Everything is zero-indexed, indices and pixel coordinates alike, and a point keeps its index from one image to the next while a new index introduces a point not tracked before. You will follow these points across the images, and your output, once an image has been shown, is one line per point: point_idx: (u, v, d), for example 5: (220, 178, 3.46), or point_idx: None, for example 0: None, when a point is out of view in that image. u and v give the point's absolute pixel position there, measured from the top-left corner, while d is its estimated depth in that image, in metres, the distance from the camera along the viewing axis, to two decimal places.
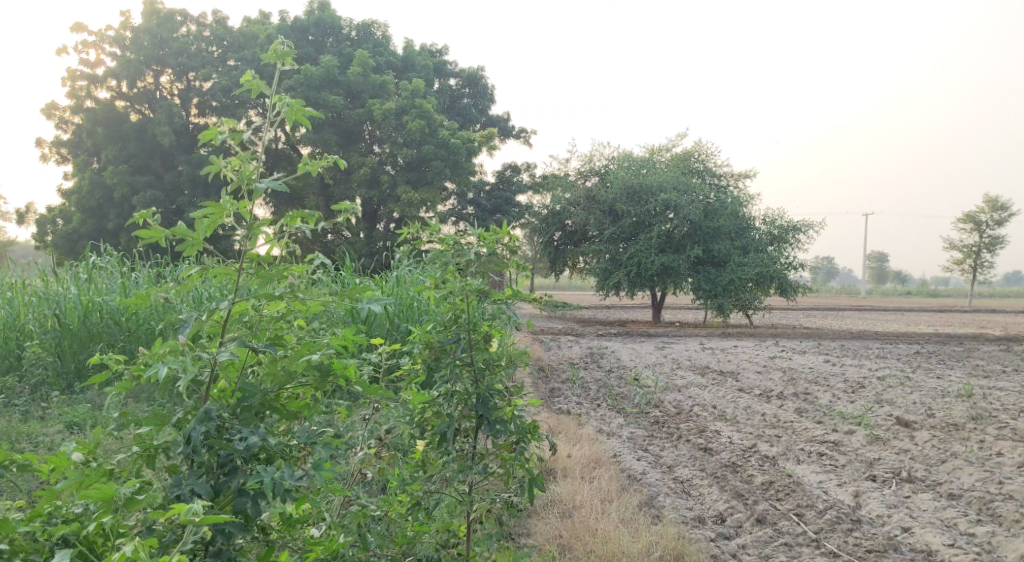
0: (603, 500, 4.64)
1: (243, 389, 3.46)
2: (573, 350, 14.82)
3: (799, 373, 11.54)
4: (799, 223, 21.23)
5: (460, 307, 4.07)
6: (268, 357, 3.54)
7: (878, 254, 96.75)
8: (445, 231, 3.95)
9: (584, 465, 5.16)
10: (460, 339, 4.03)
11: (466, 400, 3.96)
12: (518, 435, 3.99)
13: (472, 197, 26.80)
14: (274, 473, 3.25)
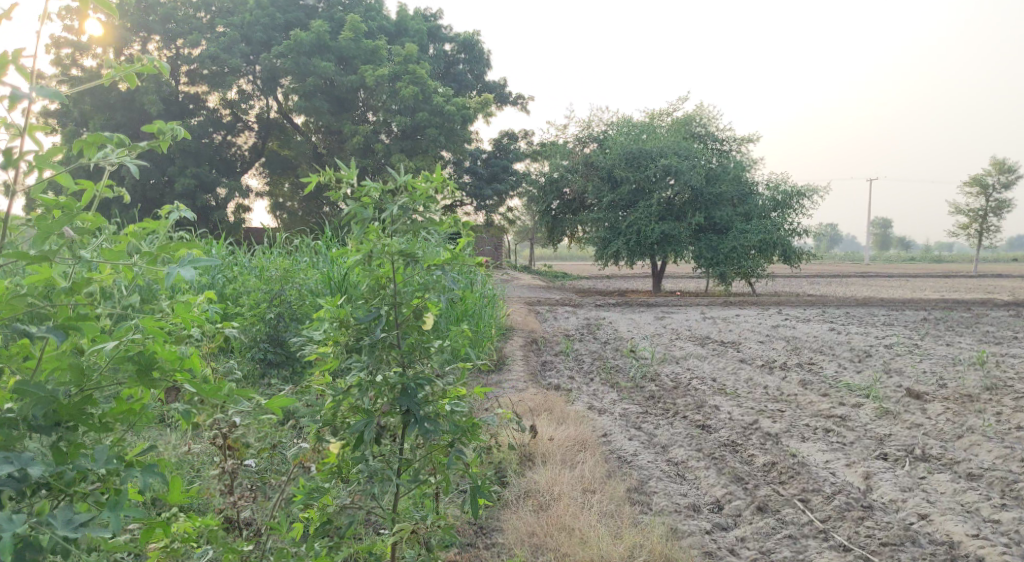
0: (584, 491, 4.22)
1: (24, 390, 2.49)
2: (569, 321, 14.48)
3: (803, 343, 11.13)
4: (803, 188, 20.70)
5: (385, 275, 3.57)
6: (64, 346, 2.63)
7: (882, 221, 95.95)
8: (365, 182, 3.45)
9: (566, 448, 4.72)
10: (379, 314, 3.53)
11: (386, 394, 3.46)
12: (454, 436, 3.51)
13: (469, 165, 25.89)
14: (28, 524, 2.34)
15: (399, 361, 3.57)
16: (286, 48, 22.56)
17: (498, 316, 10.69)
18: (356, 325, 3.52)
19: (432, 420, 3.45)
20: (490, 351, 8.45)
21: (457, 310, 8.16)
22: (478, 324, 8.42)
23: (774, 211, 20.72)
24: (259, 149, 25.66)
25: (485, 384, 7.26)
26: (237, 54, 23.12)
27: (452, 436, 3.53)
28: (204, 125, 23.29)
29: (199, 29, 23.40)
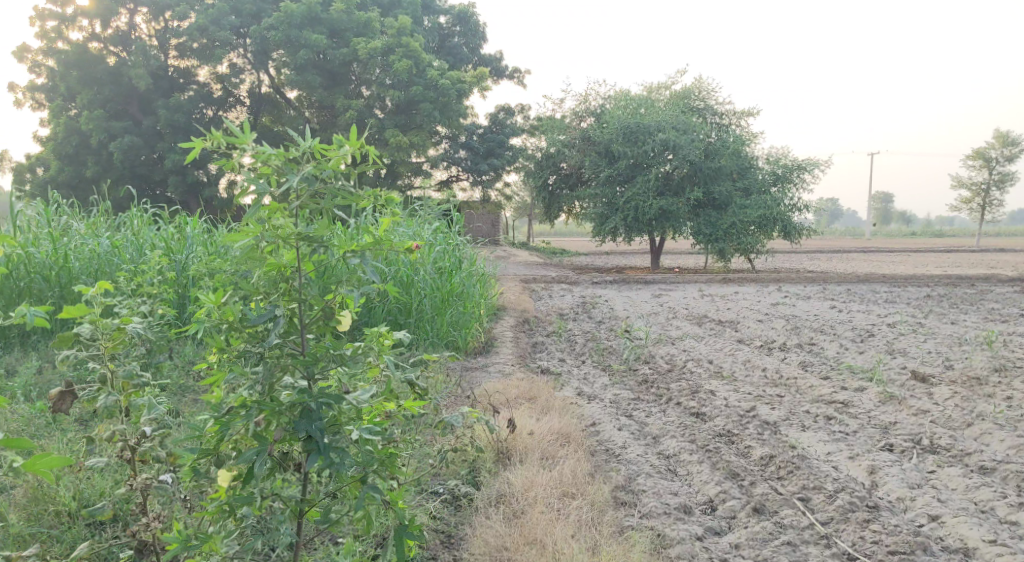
0: (562, 496, 3.92)
1: None
2: (564, 299, 14.13)
3: (804, 322, 10.79)
4: (803, 162, 20.28)
5: (287, 274, 3.53)
6: None
7: (883, 194, 95.26)
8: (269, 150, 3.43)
9: (548, 444, 4.40)
10: (275, 316, 3.47)
11: (280, 417, 3.39)
12: (367, 469, 3.50)
13: (464, 140, 25.54)
14: None
15: (301, 371, 3.52)
16: (276, 21, 22.03)
17: (488, 294, 10.35)
18: (248, 326, 3.45)
19: (338, 447, 3.40)
20: (477, 334, 8.12)
21: (442, 293, 7.86)
22: (464, 304, 8.08)
23: (774, 185, 20.28)
24: (250, 125, 25.21)
25: (469, 369, 6.94)
26: (226, 27, 22.60)
27: (363, 468, 3.51)
28: (194, 100, 22.86)
29: (188, 1, 22.95)
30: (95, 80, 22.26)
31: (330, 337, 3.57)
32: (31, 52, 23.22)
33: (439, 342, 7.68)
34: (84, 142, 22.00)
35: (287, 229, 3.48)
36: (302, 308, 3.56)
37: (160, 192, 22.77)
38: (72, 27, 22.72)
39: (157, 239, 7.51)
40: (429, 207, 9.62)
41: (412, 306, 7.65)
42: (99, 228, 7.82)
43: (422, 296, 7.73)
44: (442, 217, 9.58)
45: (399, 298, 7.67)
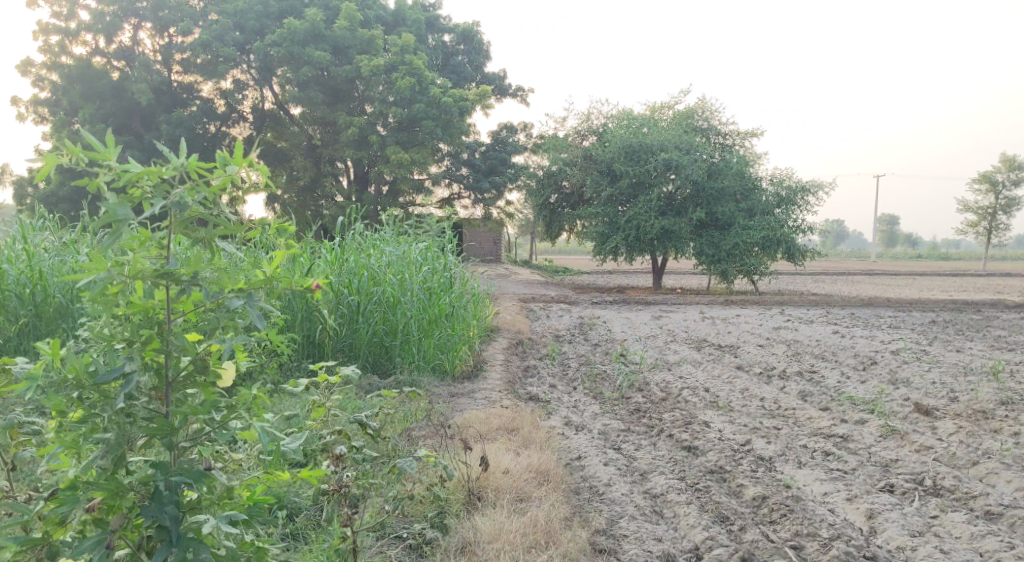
0: (531, 546, 3.71)
1: None
2: (562, 320, 13.88)
3: (805, 347, 10.52)
4: (807, 184, 20.05)
5: (151, 327, 3.32)
6: None
7: (889, 216, 94.91)
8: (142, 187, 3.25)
9: (521, 486, 4.20)
10: (128, 372, 3.23)
11: (127, 496, 3.25)
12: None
13: (466, 158, 25.38)
14: None
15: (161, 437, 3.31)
16: (279, 37, 21.95)
17: (482, 315, 10.10)
18: (97, 383, 3.21)
19: (193, 539, 3.30)
20: (465, 357, 7.88)
21: (430, 315, 7.61)
22: (452, 327, 7.85)
23: (778, 207, 20.07)
24: (252, 140, 25.08)
25: (454, 395, 6.69)
26: (229, 42, 22.52)
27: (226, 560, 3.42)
28: (196, 116, 22.77)
29: (192, 16, 22.93)
30: (96, 94, 22.19)
31: (208, 392, 3.40)
32: (35, 66, 23.17)
33: (424, 366, 7.45)
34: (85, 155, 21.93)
35: (141, 267, 3.24)
36: (168, 363, 3.37)
37: None
38: (75, 42, 22.68)
39: None
40: (430, 223, 9.36)
41: (398, 328, 7.41)
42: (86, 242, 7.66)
43: (409, 317, 7.48)
44: (443, 235, 9.33)
45: (385, 320, 7.44)
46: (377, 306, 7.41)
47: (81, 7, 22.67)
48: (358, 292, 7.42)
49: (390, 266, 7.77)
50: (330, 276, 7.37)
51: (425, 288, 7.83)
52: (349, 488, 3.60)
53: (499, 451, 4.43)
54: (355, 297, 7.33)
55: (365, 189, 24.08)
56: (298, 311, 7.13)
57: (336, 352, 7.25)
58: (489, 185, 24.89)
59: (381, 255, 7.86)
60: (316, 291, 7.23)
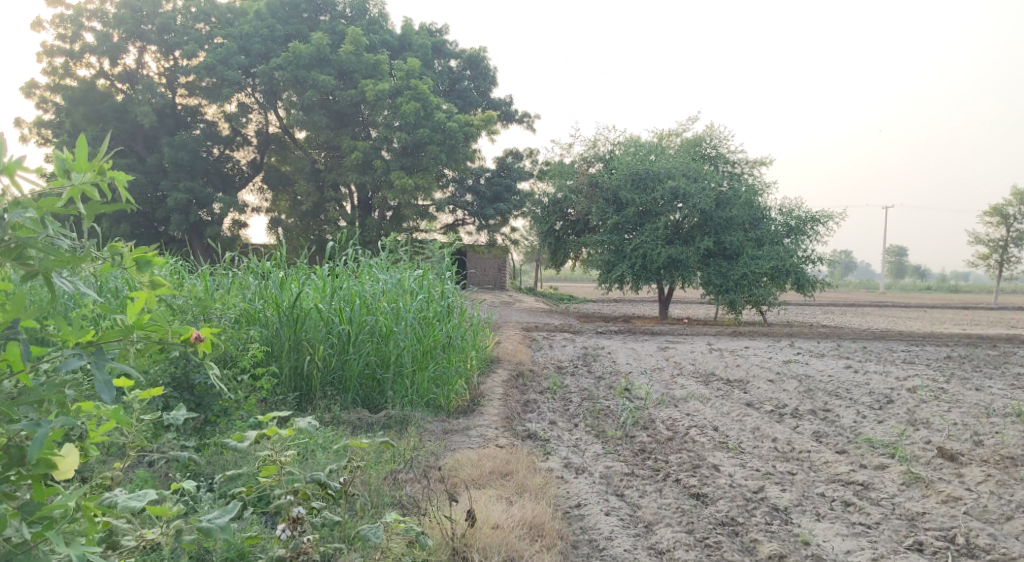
0: None
1: None
2: (565, 351, 13.48)
3: (818, 383, 10.10)
4: (817, 214, 19.72)
5: None
6: None
7: (897, 248, 94.34)
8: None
9: (510, 545, 3.91)
10: None
11: None
12: None
13: (472, 184, 25.10)
14: None
15: None
16: (284, 60, 21.79)
17: (482, 345, 9.71)
18: None
19: None
20: (461, 391, 7.51)
21: (424, 346, 7.25)
22: (446, 358, 7.49)
23: (787, 237, 19.72)
24: (257, 164, 24.84)
25: (447, 432, 6.31)
26: (234, 66, 22.38)
27: None
28: (199, 139, 22.61)
29: (197, 39, 22.84)
30: (100, 117, 22.05)
31: (40, 489, 2.99)
32: (39, 88, 23.06)
33: (417, 401, 7.07)
34: None
35: None
36: None
37: (162, 230, 22.47)
38: (81, 64, 22.60)
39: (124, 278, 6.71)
40: (434, 250, 9.03)
41: (390, 360, 7.05)
42: None
43: (402, 349, 7.11)
44: (448, 263, 8.99)
45: (377, 351, 7.08)
46: (369, 336, 7.06)
47: (86, 29, 22.60)
48: (350, 322, 7.03)
49: (383, 294, 7.45)
50: (319, 305, 7.00)
51: (419, 318, 7.48)
52: (307, 555, 3.55)
53: (487, 507, 4.11)
54: (346, 326, 6.94)
55: (368, 215, 23.81)
56: (285, 341, 6.76)
57: (324, 386, 6.84)
58: (494, 211, 24.59)
59: (374, 284, 7.53)
60: (304, 321, 6.86)
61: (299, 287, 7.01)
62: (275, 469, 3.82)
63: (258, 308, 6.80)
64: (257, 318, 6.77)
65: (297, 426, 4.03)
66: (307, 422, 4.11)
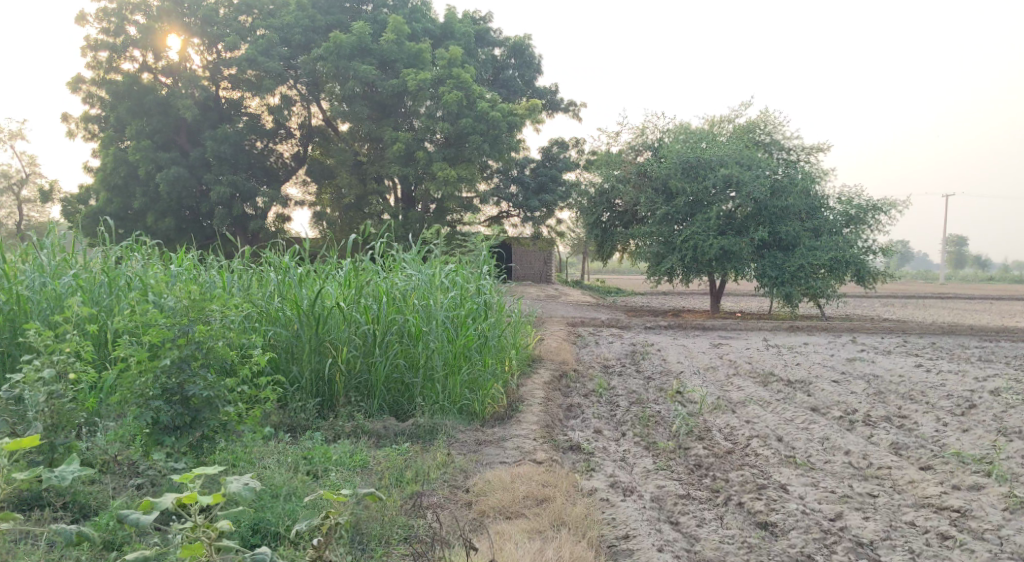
0: None
1: None
2: (612, 348, 12.76)
3: (890, 384, 9.27)
4: (878, 203, 18.66)
5: None
6: None
7: (956, 237, 91.19)
8: None
9: None
10: None
11: None
12: None
13: (516, 174, 24.43)
14: None
15: None
16: (325, 51, 21.31)
17: (523, 343, 9.10)
18: None
19: None
20: (498, 396, 6.88)
21: (456, 348, 6.65)
22: (482, 358, 6.90)
23: (846, 227, 18.72)
24: (300, 157, 24.43)
25: (481, 443, 5.73)
26: (275, 57, 22.02)
27: None
28: (242, 132, 22.37)
29: (239, 31, 22.55)
30: (144, 111, 21.87)
31: None
32: (85, 82, 23.00)
33: (449, 409, 6.48)
34: (132, 173, 21.71)
35: None
36: None
37: (207, 225, 22.29)
38: (125, 58, 22.47)
39: (143, 275, 6.24)
40: (474, 243, 8.39)
41: (420, 363, 6.48)
42: (79, 262, 6.64)
43: (432, 351, 6.53)
44: (487, 257, 8.33)
45: (405, 353, 6.53)
46: (396, 338, 6.51)
47: (130, 22, 22.44)
48: (377, 321, 6.50)
49: (413, 291, 6.86)
50: (341, 303, 6.44)
51: (452, 317, 6.88)
52: None
53: (515, 553, 3.76)
54: (371, 326, 6.41)
55: (412, 207, 23.31)
56: (306, 344, 6.24)
57: (347, 391, 6.32)
58: (538, 202, 23.94)
59: (403, 280, 6.95)
60: (327, 320, 6.33)
61: (320, 284, 6.47)
62: (199, 548, 3.40)
63: (277, 306, 6.29)
64: (275, 318, 6.28)
65: (229, 490, 3.53)
66: (242, 484, 3.56)
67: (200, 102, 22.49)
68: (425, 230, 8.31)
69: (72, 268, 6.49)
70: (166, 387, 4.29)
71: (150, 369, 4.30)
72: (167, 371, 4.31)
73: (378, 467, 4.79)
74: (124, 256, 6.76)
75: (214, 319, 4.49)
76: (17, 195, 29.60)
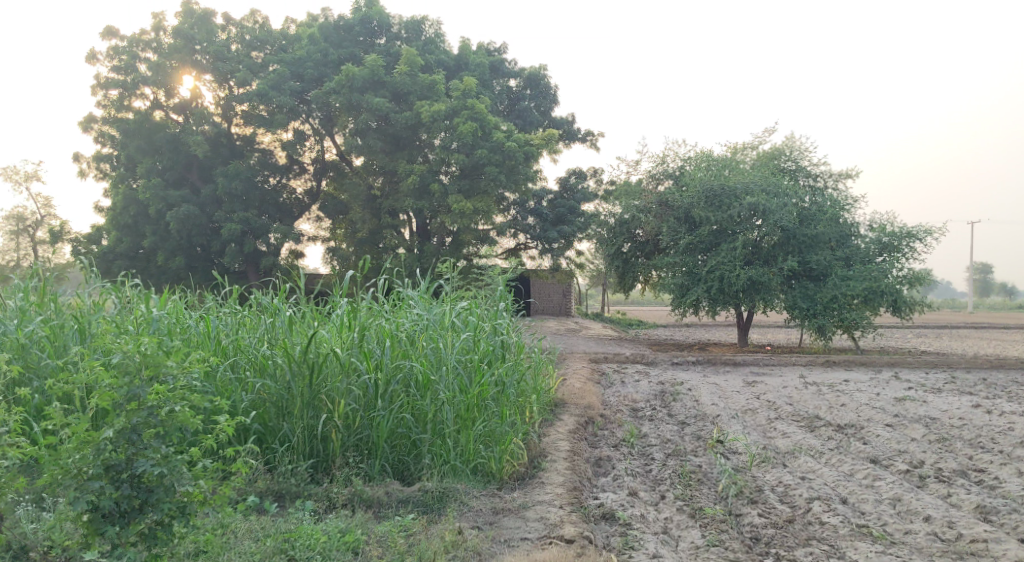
0: None
1: None
2: (640, 388, 11.87)
3: (955, 429, 8.33)
4: (913, 230, 17.72)
5: None
6: None
7: (981, 265, 89.65)
8: None
9: None
10: None
11: None
12: None
13: (533, 206, 23.68)
14: None
15: None
16: (337, 84, 20.86)
17: (545, 386, 8.26)
18: None
19: None
20: (518, 452, 6.05)
21: (469, 399, 5.86)
22: (498, 410, 6.13)
23: (880, 255, 17.77)
24: (314, 193, 23.85)
25: (497, 512, 4.94)
26: (287, 91, 21.49)
27: None
28: (254, 168, 21.80)
29: (250, 66, 22.08)
30: (155, 149, 21.39)
31: None
32: (97, 122, 22.68)
33: (462, 468, 5.67)
34: (143, 212, 21.20)
35: None
36: None
37: (218, 263, 21.70)
38: (136, 96, 22.04)
39: (118, 321, 5.56)
40: (491, 276, 7.60)
41: (428, 416, 5.69)
42: (51, 304, 5.90)
43: (442, 403, 5.75)
44: (505, 292, 7.53)
45: (411, 406, 5.75)
46: (401, 388, 5.75)
47: (141, 61, 22.08)
48: (379, 369, 5.73)
49: (421, 333, 6.09)
50: (338, 349, 5.68)
51: (464, 362, 6.13)
52: None
53: None
54: (373, 376, 5.64)
55: (427, 241, 22.59)
56: (298, 397, 5.48)
57: (345, 450, 5.53)
58: (557, 234, 23.16)
59: (410, 319, 6.17)
60: (322, 369, 5.56)
61: (316, 328, 5.72)
62: None
63: (267, 354, 5.56)
64: (265, 368, 5.56)
65: None
66: None
67: (211, 139, 21.98)
68: (438, 263, 7.52)
69: (53, 312, 5.87)
70: (109, 462, 3.58)
71: (90, 443, 3.60)
72: (112, 444, 3.60)
73: (371, 554, 4.12)
74: (111, 299, 6.09)
75: (172, 378, 3.75)
76: (32, 236, 29.28)
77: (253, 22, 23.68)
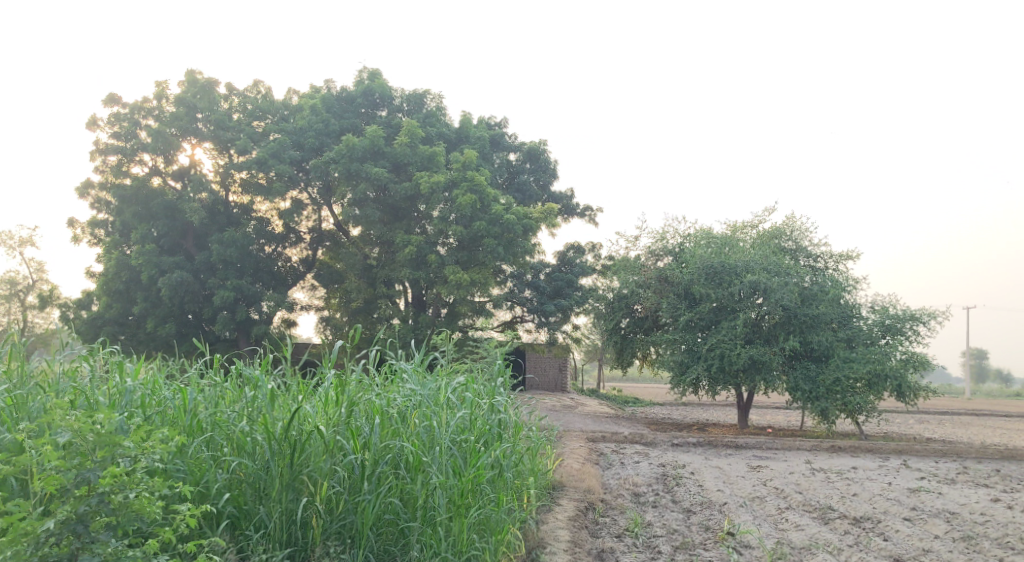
0: None
1: None
2: (641, 471, 11.33)
3: (978, 526, 7.83)
4: (916, 312, 17.38)
5: None
6: None
7: (976, 351, 89.40)
8: None
9: None
10: None
11: None
12: None
13: (531, 279, 23.38)
14: None
15: None
16: (337, 153, 20.79)
17: (543, 468, 7.77)
18: None
19: None
20: (514, 543, 5.81)
21: (463, 484, 5.44)
22: (494, 497, 5.70)
23: (883, 337, 17.39)
24: (309, 261, 23.54)
25: None
26: (286, 160, 21.40)
27: None
28: (250, 235, 21.52)
29: (250, 134, 22.05)
30: (150, 215, 21.18)
31: None
32: (94, 187, 22.52)
33: (454, 560, 5.18)
34: (135, 278, 20.87)
35: None
36: None
37: (209, 330, 21.28)
38: (135, 162, 21.93)
39: (85, 392, 5.09)
40: (489, 349, 7.21)
41: (419, 501, 5.26)
42: (18, 371, 5.43)
43: (434, 488, 5.31)
44: (503, 367, 7.13)
45: (400, 490, 5.30)
46: (390, 470, 5.28)
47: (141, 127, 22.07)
48: (367, 450, 5.27)
49: (414, 409, 5.67)
50: (323, 426, 5.21)
51: (458, 443, 5.72)
52: None
53: None
54: (360, 457, 5.18)
55: (422, 312, 22.20)
56: (277, 478, 4.99)
57: (327, 538, 5.05)
58: (555, 308, 22.79)
59: (402, 395, 5.75)
60: (305, 448, 5.10)
61: (300, 403, 5.28)
62: None
63: (246, 430, 5.09)
64: (244, 447, 5.10)
65: None
66: None
67: (208, 206, 21.79)
68: (435, 334, 7.10)
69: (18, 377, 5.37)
70: (48, 556, 3.45)
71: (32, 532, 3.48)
72: (55, 535, 3.49)
73: None
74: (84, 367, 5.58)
75: (127, 461, 3.68)
76: (22, 300, 28.78)
77: (255, 92, 23.80)
